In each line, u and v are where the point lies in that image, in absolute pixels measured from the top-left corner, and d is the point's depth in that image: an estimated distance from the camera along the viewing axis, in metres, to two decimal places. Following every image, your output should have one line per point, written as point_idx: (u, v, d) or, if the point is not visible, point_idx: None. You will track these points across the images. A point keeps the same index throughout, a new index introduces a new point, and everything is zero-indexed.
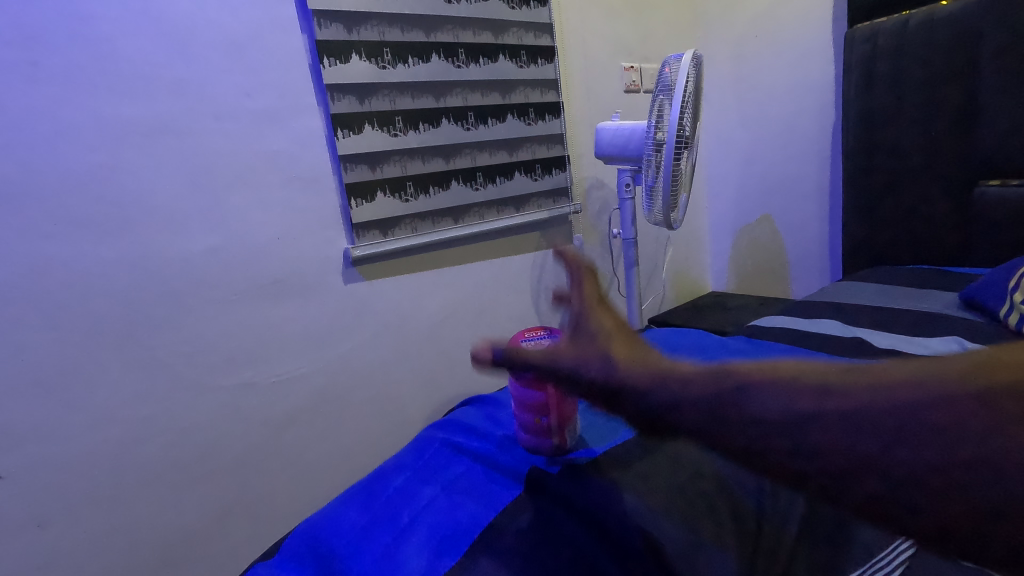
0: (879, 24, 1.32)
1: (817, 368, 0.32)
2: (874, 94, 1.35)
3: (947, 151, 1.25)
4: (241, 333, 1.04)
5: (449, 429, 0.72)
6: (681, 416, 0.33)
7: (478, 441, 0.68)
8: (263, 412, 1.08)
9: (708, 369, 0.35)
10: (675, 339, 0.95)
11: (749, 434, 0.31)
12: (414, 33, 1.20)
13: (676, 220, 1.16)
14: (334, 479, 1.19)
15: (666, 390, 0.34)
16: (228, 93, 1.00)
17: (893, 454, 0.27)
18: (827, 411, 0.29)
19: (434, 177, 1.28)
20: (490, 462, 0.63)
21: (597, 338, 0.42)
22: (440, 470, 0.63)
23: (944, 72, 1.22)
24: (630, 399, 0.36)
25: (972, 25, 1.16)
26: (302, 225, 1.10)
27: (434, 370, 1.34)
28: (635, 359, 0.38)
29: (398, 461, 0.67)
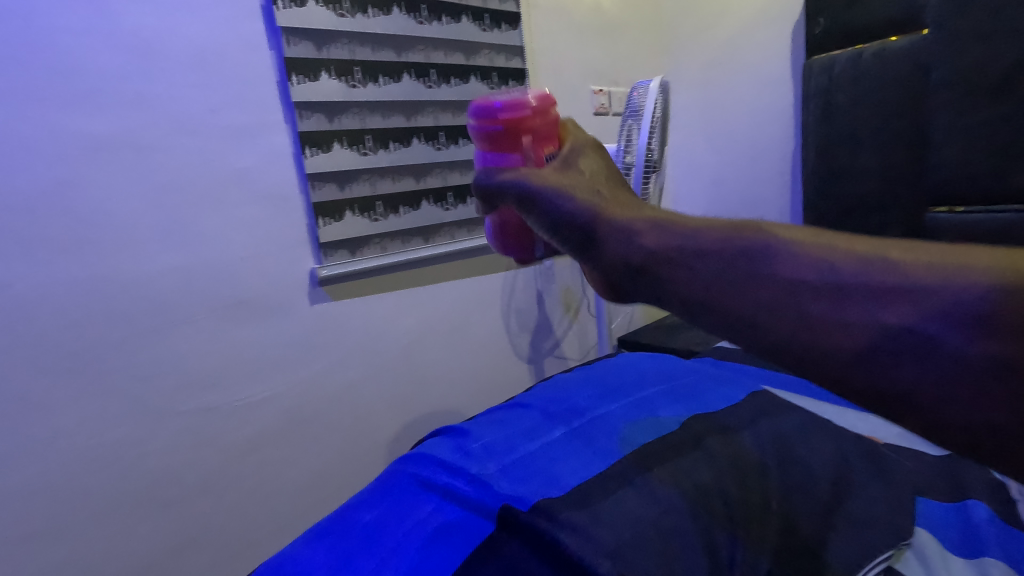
0: (835, 56, 1.38)
1: (866, 243, 0.34)
2: (830, 122, 1.40)
3: (901, 179, 1.30)
4: (203, 356, 1.01)
5: (419, 462, 0.70)
6: (678, 274, 0.39)
7: (448, 474, 0.66)
8: (226, 437, 1.04)
9: (742, 232, 0.38)
10: (648, 363, 0.96)
11: (778, 299, 0.34)
12: (385, 52, 1.20)
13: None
14: (297, 506, 1.15)
15: (657, 241, 0.42)
16: (194, 109, 0.97)
17: (939, 347, 0.29)
18: (868, 285, 0.32)
19: (404, 197, 1.27)
20: (463, 496, 0.61)
21: (604, 195, 0.49)
22: (412, 506, 0.61)
23: (898, 106, 1.27)
24: (621, 243, 0.44)
25: (923, 62, 1.22)
26: (267, 244, 1.08)
27: (403, 391, 1.32)
28: (631, 215, 0.45)
29: (366, 498, 0.65)
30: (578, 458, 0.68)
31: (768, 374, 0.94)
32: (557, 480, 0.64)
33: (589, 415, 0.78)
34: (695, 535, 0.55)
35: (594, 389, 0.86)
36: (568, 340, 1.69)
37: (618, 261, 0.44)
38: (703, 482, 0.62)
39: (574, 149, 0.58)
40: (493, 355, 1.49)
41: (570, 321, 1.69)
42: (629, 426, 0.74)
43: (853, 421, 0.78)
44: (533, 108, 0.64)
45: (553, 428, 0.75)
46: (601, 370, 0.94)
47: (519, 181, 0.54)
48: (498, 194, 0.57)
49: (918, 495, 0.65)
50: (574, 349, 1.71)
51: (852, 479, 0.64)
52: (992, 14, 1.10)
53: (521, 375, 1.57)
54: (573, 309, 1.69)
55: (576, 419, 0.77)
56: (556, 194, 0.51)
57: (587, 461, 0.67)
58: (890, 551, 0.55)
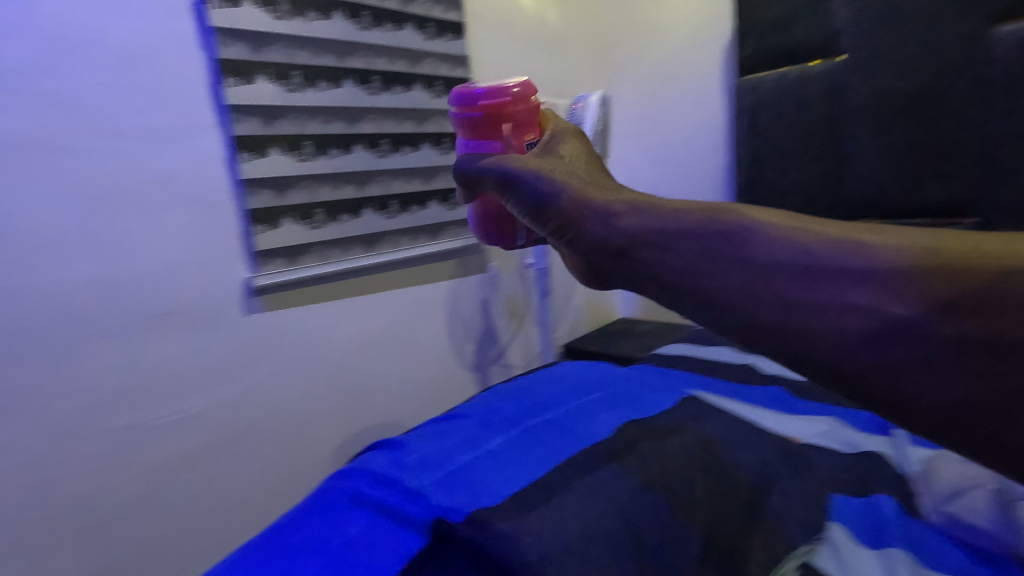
0: (761, 77, 1.46)
1: (830, 229, 0.42)
2: (758, 139, 1.48)
3: (822, 193, 1.39)
4: (127, 370, 0.95)
5: (354, 477, 0.70)
6: (671, 258, 0.48)
7: (384, 488, 0.67)
8: (152, 456, 0.98)
9: (725, 222, 0.47)
10: (582, 372, 0.99)
11: (754, 279, 0.43)
12: (325, 57, 1.18)
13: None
14: (232, 526, 1.09)
15: (655, 229, 0.51)
16: (117, 109, 0.92)
17: (886, 326, 0.37)
18: (829, 268, 0.40)
19: (344, 204, 1.24)
20: (397, 510, 0.62)
21: (581, 184, 0.64)
22: (346, 521, 0.62)
23: (813, 125, 1.37)
24: (625, 233, 0.54)
25: (836, 86, 1.32)
26: (198, 252, 1.03)
27: (345, 403, 1.28)
28: (604, 199, 0.59)
29: (298, 514, 0.64)
30: (511, 471, 0.70)
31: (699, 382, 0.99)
32: (491, 490, 0.65)
33: (525, 426, 0.80)
34: (625, 538, 0.57)
35: (530, 399, 0.88)
36: (514, 349, 1.70)
37: (604, 244, 0.55)
38: (634, 488, 0.64)
39: (556, 139, 0.76)
40: (438, 365, 1.48)
41: (516, 330, 1.69)
42: (565, 438, 0.76)
43: (779, 422, 0.82)
44: (513, 96, 0.76)
45: (488, 438, 0.77)
46: (540, 380, 0.96)
47: (508, 169, 0.70)
48: (504, 183, 0.71)
49: (831, 493, 0.66)
50: (520, 358, 1.72)
51: (774, 476, 0.68)
52: (901, 38, 1.19)
53: (466, 385, 1.56)
54: (519, 317, 1.70)
55: (511, 429, 0.79)
56: (539, 180, 0.66)
57: (520, 473, 0.69)
58: (803, 545, 0.57)
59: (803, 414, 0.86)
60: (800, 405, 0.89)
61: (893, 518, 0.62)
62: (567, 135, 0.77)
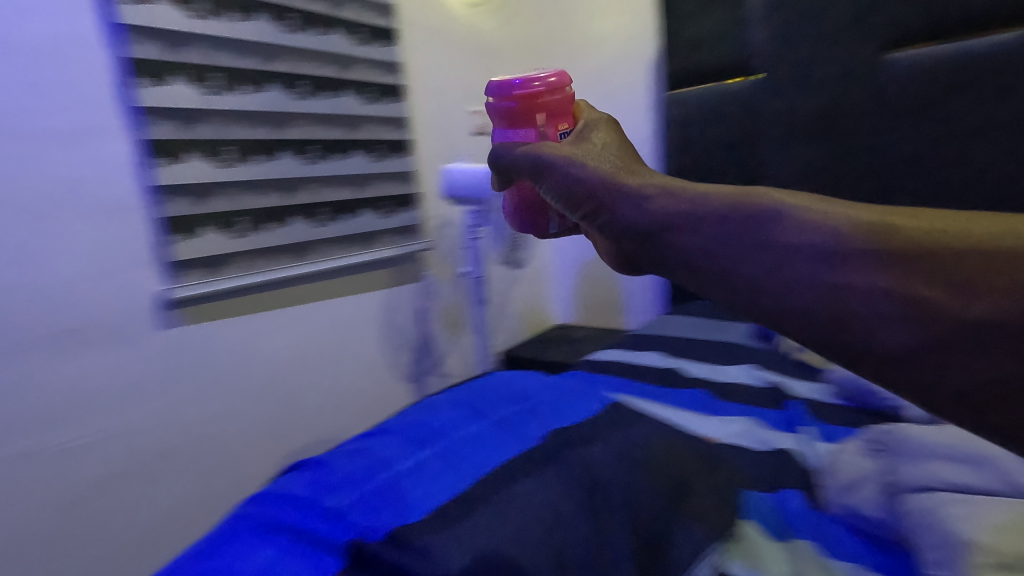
0: (686, 93, 1.59)
1: (858, 210, 0.35)
2: (687, 151, 1.61)
3: None
4: (21, 393, 0.86)
5: (266, 502, 0.66)
6: (688, 241, 0.40)
7: (298, 511, 0.63)
8: (49, 487, 0.89)
9: (746, 198, 0.39)
10: (509, 377, 1.00)
11: (777, 262, 0.36)
12: (247, 60, 1.13)
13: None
14: (145, 558, 1.02)
15: (668, 209, 0.42)
16: (8, 108, 0.84)
17: (927, 315, 0.31)
18: (854, 250, 0.33)
19: (271, 213, 1.20)
20: (315, 534, 0.59)
21: (615, 167, 0.51)
22: (257, 548, 0.58)
23: (735, 139, 1.51)
24: (634, 215, 0.44)
25: (754, 102, 1.46)
26: (104, 263, 0.95)
27: (273, 419, 1.22)
28: (632, 180, 0.47)
29: (205, 545, 0.60)
30: (438, 483, 0.68)
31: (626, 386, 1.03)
32: (412, 509, 0.63)
33: (450, 437, 0.78)
34: (545, 546, 0.57)
35: (457, 407, 0.88)
36: (451, 358, 1.68)
37: (627, 228, 0.45)
38: (556, 497, 0.63)
39: (589, 127, 0.61)
40: (372, 377, 1.44)
41: (452, 339, 1.68)
42: (495, 445, 0.76)
43: (695, 423, 0.87)
44: (545, 83, 0.62)
45: (411, 454, 0.74)
46: (469, 390, 0.95)
47: (542, 154, 0.56)
48: (514, 167, 0.61)
49: (746, 489, 0.71)
50: (457, 367, 1.71)
51: (690, 475, 0.69)
52: (813, 62, 1.30)
53: (401, 396, 1.53)
54: (455, 326, 1.69)
55: (436, 443, 0.77)
56: (567, 160, 0.54)
57: (447, 484, 0.68)
58: (717, 545, 0.60)
59: (721, 414, 0.92)
60: (721, 406, 0.95)
61: (801, 514, 0.67)
62: (602, 123, 0.62)
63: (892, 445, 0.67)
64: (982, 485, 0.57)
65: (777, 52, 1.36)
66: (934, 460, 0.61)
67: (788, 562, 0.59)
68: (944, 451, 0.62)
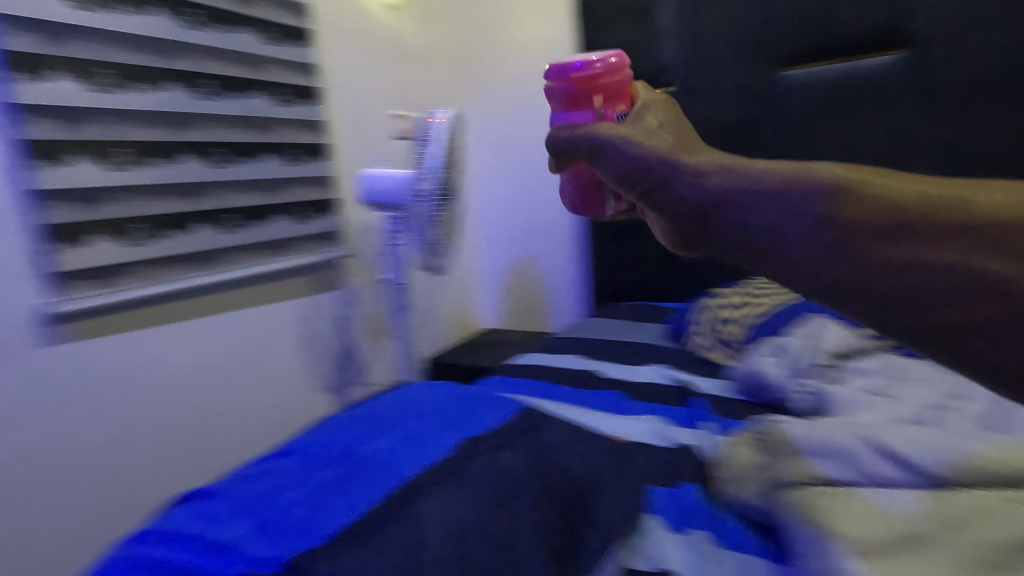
0: (813, 71, 1.38)
1: (908, 186, 0.34)
2: (796, 138, 1.43)
3: None
4: None
5: (320, 452, 0.77)
6: (781, 251, 0.35)
7: (339, 464, 0.73)
8: None
9: (810, 180, 0.35)
10: (552, 399, 1.01)
11: (873, 265, 0.32)
12: None
13: (439, 266, 1.31)
14: None
15: (790, 207, 0.35)
16: None
17: (1012, 300, 0.30)
18: (915, 236, 0.32)
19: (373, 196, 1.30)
20: (342, 478, 0.69)
21: (670, 140, 0.47)
22: (298, 485, 0.69)
23: (867, 125, 1.34)
24: (790, 208, 0.35)
25: (887, 86, 1.30)
26: None
27: None
28: (695, 160, 0.43)
29: (260, 474, 0.73)
30: (434, 458, 0.72)
31: (684, 398, 0.98)
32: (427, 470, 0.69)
33: (405, 425, 0.82)
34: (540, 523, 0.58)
35: (412, 403, 0.90)
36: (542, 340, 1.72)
37: (679, 204, 0.42)
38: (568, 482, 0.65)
39: (645, 108, 0.55)
40: None
41: None
42: (517, 428, 0.79)
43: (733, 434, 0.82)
44: (603, 63, 0.57)
45: (445, 431, 0.80)
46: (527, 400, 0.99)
47: (581, 134, 0.53)
48: (570, 151, 0.55)
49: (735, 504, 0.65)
50: None
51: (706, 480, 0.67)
52: (969, 29, 1.20)
53: None
54: None
55: (473, 425, 0.82)
56: (615, 142, 0.49)
57: (429, 457, 0.72)
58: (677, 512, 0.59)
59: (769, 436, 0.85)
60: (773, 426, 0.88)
61: (700, 510, 0.63)
62: (660, 103, 0.56)
63: (773, 443, 0.63)
64: (847, 479, 0.56)
65: (930, 25, 1.23)
66: (797, 455, 0.60)
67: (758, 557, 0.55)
68: (808, 447, 0.60)
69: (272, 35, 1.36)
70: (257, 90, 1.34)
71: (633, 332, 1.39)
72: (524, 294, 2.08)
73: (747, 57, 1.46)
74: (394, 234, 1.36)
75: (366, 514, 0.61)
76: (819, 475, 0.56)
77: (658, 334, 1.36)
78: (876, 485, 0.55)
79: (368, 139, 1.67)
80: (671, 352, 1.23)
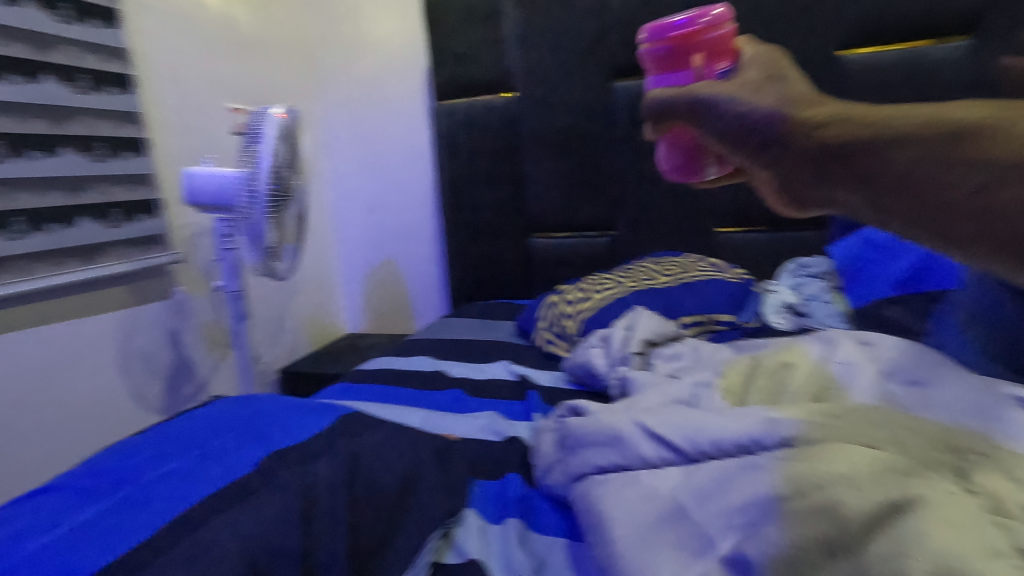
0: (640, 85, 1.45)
1: None
2: (631, 149, 1.49)
3: (696, 201, 1.47)
4: None
5: (104, 473, 0.60)
6: (947, 217, 0.33)
7: (124, 488, 0.56)
8: None
9: (974, 140, 0.33)
10: (391, 404, 0.95)
11: None
12: None
13: (278, 270, 1.20)
14: None
15: (959, 166, 0.33)
16: None
17: None
18: None
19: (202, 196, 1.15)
20: (124, 502, 0.53)
21: (778, 93, 0.43)
22: (64, 519, 0.52)
23: None
24: (948, 171, 0.33)
25: None
26: None
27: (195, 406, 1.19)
28: (818, 113, 0.41)
29: (11, 513, 0.55)
30: (238, 472, 0.57)
31: (523, 392, 0.98)
32: (235, 480, 0.55)
33: (230, 430, 0.66)
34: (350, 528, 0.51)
35: (247, 400, 0.74)
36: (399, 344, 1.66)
37: (806, 170, 0.40)
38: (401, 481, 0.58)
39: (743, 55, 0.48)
40: None
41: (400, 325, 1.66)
42: (350, 423, 0.67)
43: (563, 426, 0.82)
44: (710, 17, 0.50)
45: (274, 434, 0.65)
46: (375, 406, 0.92)
47: (668, 100, 0.48)
48: (657, 122, 0.51)
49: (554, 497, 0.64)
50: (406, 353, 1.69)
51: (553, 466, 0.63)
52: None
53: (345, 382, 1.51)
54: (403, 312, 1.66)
55: (309, 424, 0.67)
56: (725, 99, 0.45)
57: (230, 471, 0.57)
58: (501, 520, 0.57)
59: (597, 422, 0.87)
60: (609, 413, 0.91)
61: (520, 500, 0.65)
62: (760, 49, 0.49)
63: (567, 436, 0.64)
64: (619, 467, 0.55)
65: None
66: (587, 449, 0.59)
67: (571, 553, 0.55)
68: (593, 438, 0.59)
69: (63, 12, 1.15)
70: (46, 75, 1.12)
71: (486, 331, 1.39)
72: (385, 296, 2.03)
73: (584, 64, 1.49)
74: (220, 238, 1.18)
75: (139, 547, 0.46)
76: (602, 462, 0.56)
77: (511, 331, 1.38)
78: (643, 469, 0.53)
79: (199, 135, 1.49)
80: (524, 349, 1.25)
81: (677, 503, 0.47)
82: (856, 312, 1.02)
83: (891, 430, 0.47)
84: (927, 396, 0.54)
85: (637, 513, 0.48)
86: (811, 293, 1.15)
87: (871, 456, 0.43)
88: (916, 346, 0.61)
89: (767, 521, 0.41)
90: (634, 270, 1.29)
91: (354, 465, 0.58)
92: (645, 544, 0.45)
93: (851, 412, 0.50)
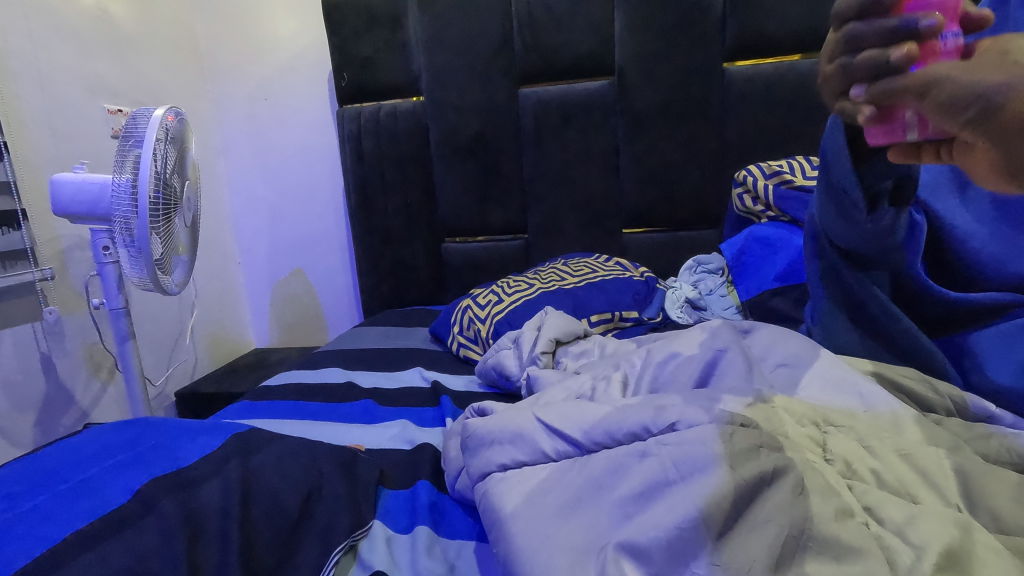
0: (544, 91, 1.49)
1: None
2: (539, 153, 1.52)
3: (600, 204, 1.52)
4: None
5: None
6: None
7: None
8: None
9: None
10: (297, 420, 0.89)
11: None
12: None
13: (170, 285, 1.11)
14: None
15: None
16: None
17: None
18: None
19: (74, 210, 1.04)
20: None
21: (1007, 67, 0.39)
22: None
23: (591, 143, 1.49)
24: None
25: (602, 106, 1.47)
26: None
27: None
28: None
29: None
30: (112, 503, 0.50)
31: (437, 397, 0.97)
32: (114, 507, 0.50)
33: (104, 456, 0.59)
34: (244, 553, 0.48)
35: (120, 422, 0.67)
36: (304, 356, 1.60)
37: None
38: (302, 500, 0.55)
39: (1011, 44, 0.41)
40: None
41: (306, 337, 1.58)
42: (246, 440, 0.62)
43: None
44: None
45: (159, 451, 0.59)
46: (279, 424, 0.87)
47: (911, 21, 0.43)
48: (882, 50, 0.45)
49: (459, 502, 0.64)
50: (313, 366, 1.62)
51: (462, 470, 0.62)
52: (659, 60, 1.41)
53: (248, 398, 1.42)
54: None
55: (198, 438, 0.62)
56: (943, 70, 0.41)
57: (102, 504, 0.50)
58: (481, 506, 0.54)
59: None
60: None
61: (429, 504, 0.64)
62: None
63: (468, 438, 0.61)
64: (521, 464, 0.53)
65: (632, 56, 1.42)
66: (488, 447, 0.57)
67: (479, 557, 0.56)
68: (495, 436, 0.57)
69: None
70: None
71: (398, 339, 1.36)
72: (294, 308, 1.95)
73: (490, 69, 1.50)
74: (97, 251, 1.08)
75: None
76: (508, 462, 0.54)
77: (424, 337, 1.36)
78: (549, 464, 0.53)
79: (70, 139, 1.36)
80: (439, 354, 1.23)
81: (575, 496, 0.47)
82: (745, 302, 1.10)
83: (766, 413, 0.48)
84: (795, 379, 0.56)
85: (544, 509, 0.47)
86: (707, 288, 1.23)
87: (745, 432, 0.45)
88: (785, 329, 0.63)
89: (657, 506, 0.43)
90: (543, 271, 1.31)
91: (250, 483, 0.55)
92: (545, 537, 0.44)
93: (731, 402, 0.49)
